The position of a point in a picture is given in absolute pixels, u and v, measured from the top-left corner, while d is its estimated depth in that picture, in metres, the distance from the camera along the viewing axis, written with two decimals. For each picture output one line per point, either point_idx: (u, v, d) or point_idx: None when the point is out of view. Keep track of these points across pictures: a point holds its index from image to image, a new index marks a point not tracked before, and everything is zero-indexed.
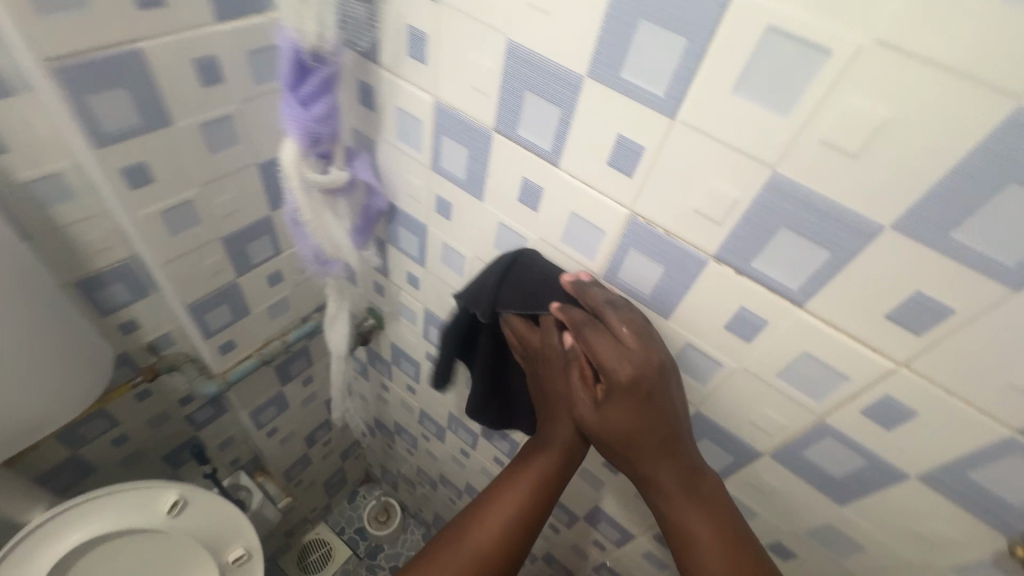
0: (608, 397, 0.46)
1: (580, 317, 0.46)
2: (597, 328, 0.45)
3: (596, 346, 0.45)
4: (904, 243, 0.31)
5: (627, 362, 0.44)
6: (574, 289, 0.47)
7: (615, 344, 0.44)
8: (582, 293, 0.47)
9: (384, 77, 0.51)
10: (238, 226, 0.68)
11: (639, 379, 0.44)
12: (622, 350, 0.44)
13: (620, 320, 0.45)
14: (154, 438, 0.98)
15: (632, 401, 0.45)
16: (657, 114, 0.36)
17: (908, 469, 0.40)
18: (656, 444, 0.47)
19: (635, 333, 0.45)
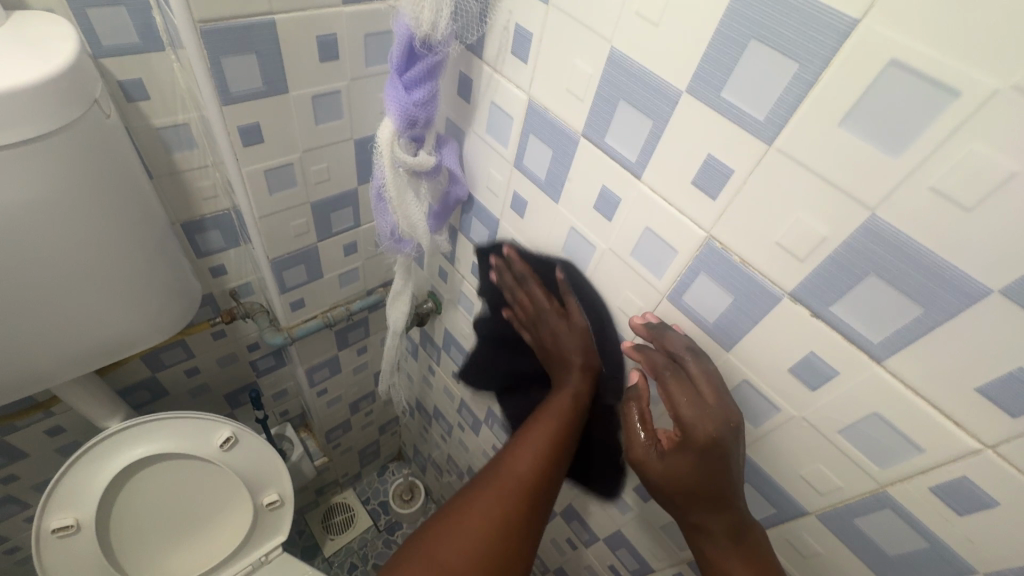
0: (676, 448, 0.46)
1: (659, 362, 0.47)
2: (678, 376, 0.46)
3: (676, 398, 0.45)
4: (1014, 312, 0.28)
5: (707, 420, 0.43)
6: (648, 328, 0.48)
7: (693, 399, 0.44)
8: (660, 336, 0.47)
9: (485, 71, 0.53)
10: (327, 194, 0.72)
11: (715, 439, 0.43)
12: (702, 405, 0.44)
13: (701, 371, 0.45)
14: (220, 376, 1.06)
15: (700, 458, 0.44)
16: (753, 139, 0.35)
17: (975, 561, 0.37)
18: (713, 498, 0.46)
19: (716, 391, 0.44)
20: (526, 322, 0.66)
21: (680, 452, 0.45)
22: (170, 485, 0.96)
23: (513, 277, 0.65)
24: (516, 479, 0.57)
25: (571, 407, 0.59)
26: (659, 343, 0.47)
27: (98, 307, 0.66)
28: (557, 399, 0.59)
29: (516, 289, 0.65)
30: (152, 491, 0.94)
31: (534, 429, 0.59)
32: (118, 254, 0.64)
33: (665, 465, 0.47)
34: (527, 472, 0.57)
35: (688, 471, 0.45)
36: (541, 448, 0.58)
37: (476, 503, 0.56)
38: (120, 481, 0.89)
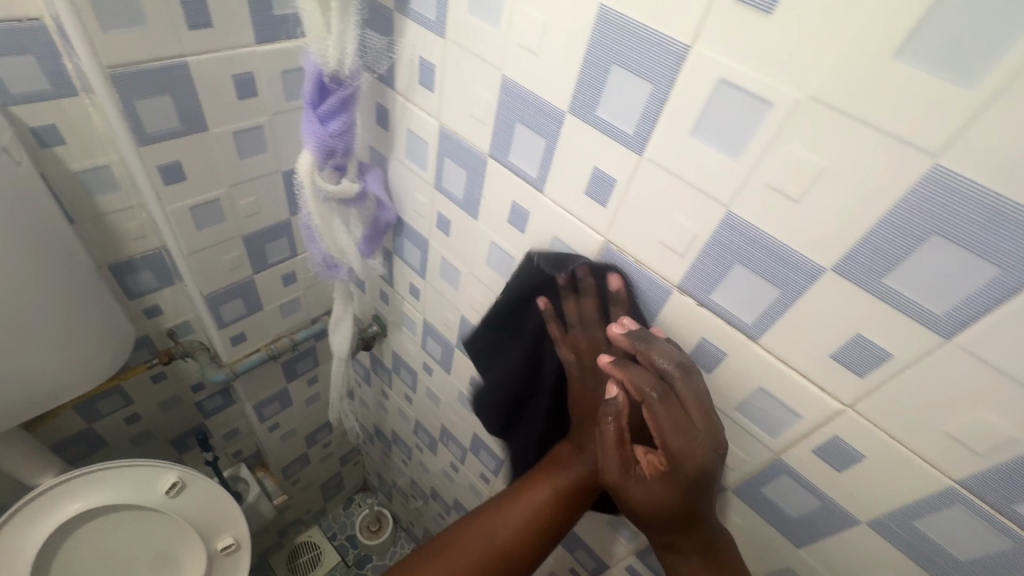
0: (658, 473, 0.43)
1: (644, 380, 0.42)
2: (666, 399, 0.41)
3: (663, 424, 0.41)
4: (844, 286, 0.33)
5: (696, 448, 0.41)
6: (631, 341, 0.43)
7: (682, 425, 0.41)
8: (650, 350, 0.42)
9: (398, 101, 0.56)
10: (258, 226, 0.73)
11: (700, 469, 0.41)
12: (690, 431, 0.41)
13: (690, 393, 0.41)
14: (164, 420, 1.03)
15: (681, 485, 0.42)
16: (627, 150, 0.39)
17: (858, 514, 0.41)
18: (686, 521, 0.44)
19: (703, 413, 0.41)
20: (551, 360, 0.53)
21: (662, 478, 0.43)
22: (116, 537, 0.93)
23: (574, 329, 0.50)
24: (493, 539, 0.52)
25: (578, 485, 0.52)
26: (646, 355, 0.42)
27: (23, 357, 0.64)
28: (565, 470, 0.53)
29: (588, 327, 0.49)
30: (98, 546, 0.91)
31: (538, 489, 0.53)
32: (41, 302, 0.62)
33: (643, 490, 0.44)
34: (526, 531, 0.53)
35: (671, 498, 0.43)
36: (538, 511, 0.53)
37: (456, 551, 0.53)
38: (57, 539, 0.85)
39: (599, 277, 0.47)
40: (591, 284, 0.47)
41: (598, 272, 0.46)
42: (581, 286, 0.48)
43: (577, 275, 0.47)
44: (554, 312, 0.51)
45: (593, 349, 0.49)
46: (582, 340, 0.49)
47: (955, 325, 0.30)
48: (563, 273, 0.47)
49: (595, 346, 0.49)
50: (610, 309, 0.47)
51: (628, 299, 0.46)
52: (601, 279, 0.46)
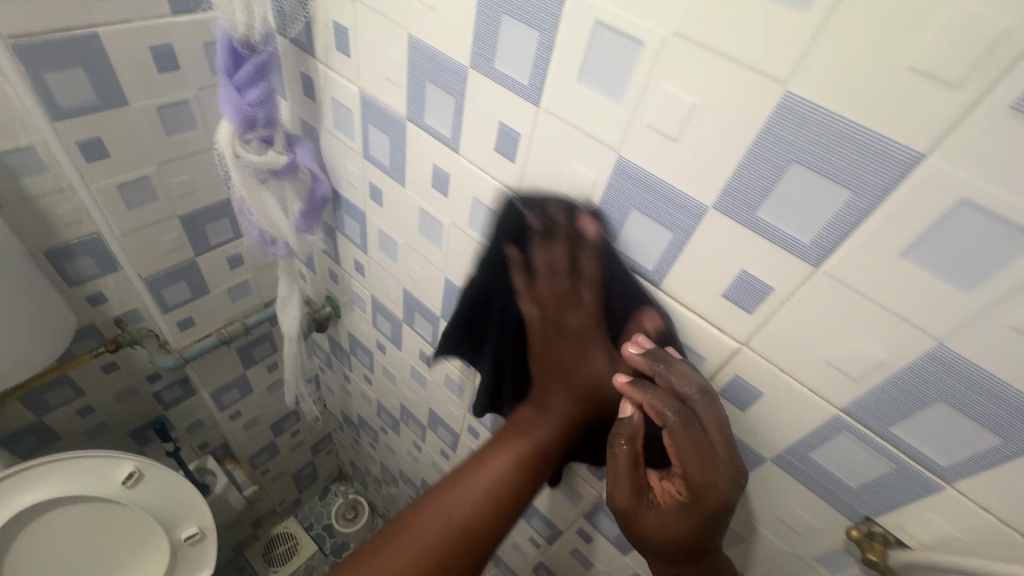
0: (675, 502, 0.41)
1: (665, 405, 0.38)
2: (688, 426, 0.38)
3: (685, 454, 0.38)
4: (726, 223, 0.34)
5: (717, 479, 0.38)
6: (649, 360, 0.39)
7: (705, 455, 0.38)
8: (672, 372, 0.38)
9: (320, 69, 0.56)
10: (196, 206, 0.72)
11: (719, 502, 0.39)
12: (713, 461, 0.38)
13: (714, 420, 0.38)
14: (121, 412, 1.02)
15: (697, 519, 0.40)
16: (526, 103, 0.39)
17: (765, 453, 0.42)
18: (697, 553, 0.42)
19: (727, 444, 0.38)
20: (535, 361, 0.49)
21: (679, 508, 0.40)
22: (74, 529, 0.92)
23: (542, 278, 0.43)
24: (454, 523, 0.48)
25: (543, 448, 0.49)
26: (667, 377, 0.39)
27: None
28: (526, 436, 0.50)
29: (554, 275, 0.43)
30: (54, 539, 0.90)
31: (502, 453, 0.50)
32: None
33: (656, 520, 0.42)
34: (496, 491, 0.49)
35: (685, 532, 0.40)
36: (504, 479, 0.49)
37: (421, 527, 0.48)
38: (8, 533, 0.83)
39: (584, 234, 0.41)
40: (573, 238, 0.42)
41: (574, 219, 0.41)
42: (552, 230, 0.42)
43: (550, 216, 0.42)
44: (522, 261, 0.44)
45: (565, 303, 0.44)
46: (547, 291, 0.44)
47: (821, 253, 0.31)
48: (530, 214, 0.42)
49: (563, 302, 0.44)
50: (579, 257, 0.42)
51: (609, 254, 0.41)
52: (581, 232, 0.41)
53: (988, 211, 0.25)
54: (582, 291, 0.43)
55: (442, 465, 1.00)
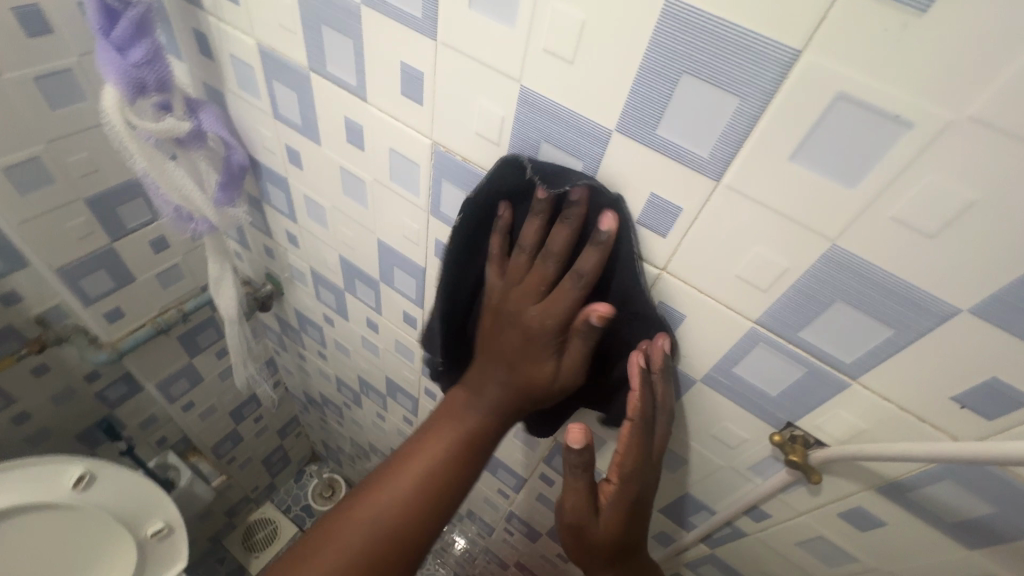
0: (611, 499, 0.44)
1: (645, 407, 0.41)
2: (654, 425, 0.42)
3: (640, 454, 0.42)
4: (631, 145, 0.33)
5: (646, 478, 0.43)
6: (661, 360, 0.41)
7: (647, 457, 0.42)
8: (670, 381, 0.42)
9: (211, 23, 0.52)
10: (102, 187, 0.67)
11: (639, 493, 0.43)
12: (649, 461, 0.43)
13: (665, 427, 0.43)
14: (61, 415, 0.95)
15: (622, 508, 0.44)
16: (422, 38, 0.37)
17: (695, 375, 0.43)
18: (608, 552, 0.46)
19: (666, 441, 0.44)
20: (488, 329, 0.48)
21: (614, 504, 0.44)
22: (27, 542, 0.88)
23: (524, 255, 0.42)
24: (383, 526, 0.46)
25: (473, 439, 0.50)
26: (660, 379, 0.41)
27: None
28: (458, 422, 0.50)
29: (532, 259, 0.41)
30: (8, 554, 0.86)
31: (438, 441, 0.49)
32: None
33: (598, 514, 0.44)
34: (434, 480, 0.48)
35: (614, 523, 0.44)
36: (429, 475, 0.48)
37: (350, 530, 0.46)
38: None
39: (588, 208, 0.37)
40: (576, 214, 0.37)
41: (590, 205, 0.37)
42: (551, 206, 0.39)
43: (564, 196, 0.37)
44: (507, 225, 0.43)
45: (534, 293, 0.42)
46: (519, 275, 0.42)
47: (720, 165, 0.31)
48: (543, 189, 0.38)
49: (533, 290, 0.42)
50: (560, 240, 0.39)
51: (607, 244, 0.37)
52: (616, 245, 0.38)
53: (862, 102, 0.25)
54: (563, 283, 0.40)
55: (407, 431, 1.01)
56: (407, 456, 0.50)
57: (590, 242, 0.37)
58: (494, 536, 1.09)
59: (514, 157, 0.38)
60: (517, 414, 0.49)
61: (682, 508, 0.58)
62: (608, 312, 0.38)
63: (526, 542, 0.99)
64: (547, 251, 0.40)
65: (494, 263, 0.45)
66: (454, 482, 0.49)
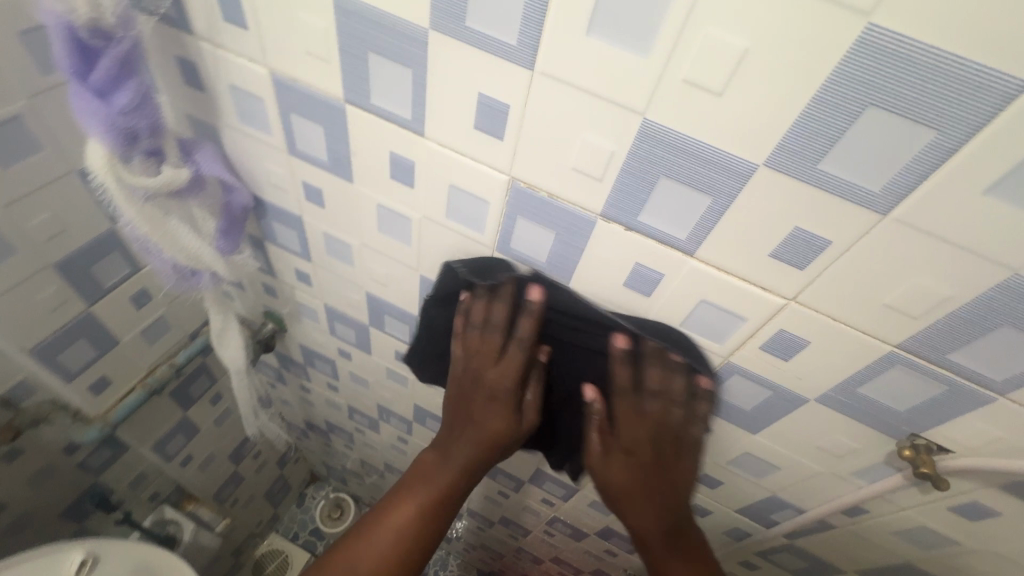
0: (630, 467, 0.47)
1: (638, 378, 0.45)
2: (650, 396, 0.46)
3: (638, 410, 0.46)
4: (780, 180, 0.30)
5: (655, 436, 0.46)
6: (659, 384, 0.45)
7: (645, 414, 0.46)
8: (650, 371, 0.45)
9: (205, 50, 0.43)
10: (71, 247, 0.56)
11: (655, 453, 0.47)
12: (654, 419, 0.46)
13: (655, 400, 0.46)
14: (40, 498, 0.78)
15: (649, 474, 0.47)
16: (515, 69, 0.32)
17: (807, 394, 0.42)
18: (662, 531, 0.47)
19: (691, 456, 0.48)
20: (452, 396, 0.50)
21: (638, 472, 0.47)
22: None
23: (476, 330, 0.47)
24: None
25: (443, 494, 0.49)
26: (626, 370, 0.45)
27: None
28: (427, 482, 0.49)
29: (481, 329, 0.47)
30: None
31: (406, 502, 0.48)
32: None
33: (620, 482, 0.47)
34: (414, 532, 0.47)
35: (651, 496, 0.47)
36: (403, 530, 0.47)
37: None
38: None
39: (519, 284, 0.45)
40: (509, 288, 0.45)
41: (519, 284, 0.45)
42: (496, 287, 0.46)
43: (496, 279, 0.46)
44: (465, 308, 0.48)
45: (489, 358, 0.47)
46: (477, 343, 0.47)
47: (892, 200, 0.28)
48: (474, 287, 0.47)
49: (489, 357, 0.47)
50: (517, 316, 0.46)
51: (538, 310, 0.45)
52: (665, 350, 0.44)
53: None
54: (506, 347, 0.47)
55: None
56: (384, 512, 0.48)
57: (522, 310, 0.46)
58: (531, 537, 1.08)
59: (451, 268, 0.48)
60: (487, 466, 0.50)
61: (764, 507, 0.58)
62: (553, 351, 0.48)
63: (569, 541, 0.99)
64: (485, 322, 0.47)
65: (456, 339, 0.49)
66: (432, 534, 0.48)
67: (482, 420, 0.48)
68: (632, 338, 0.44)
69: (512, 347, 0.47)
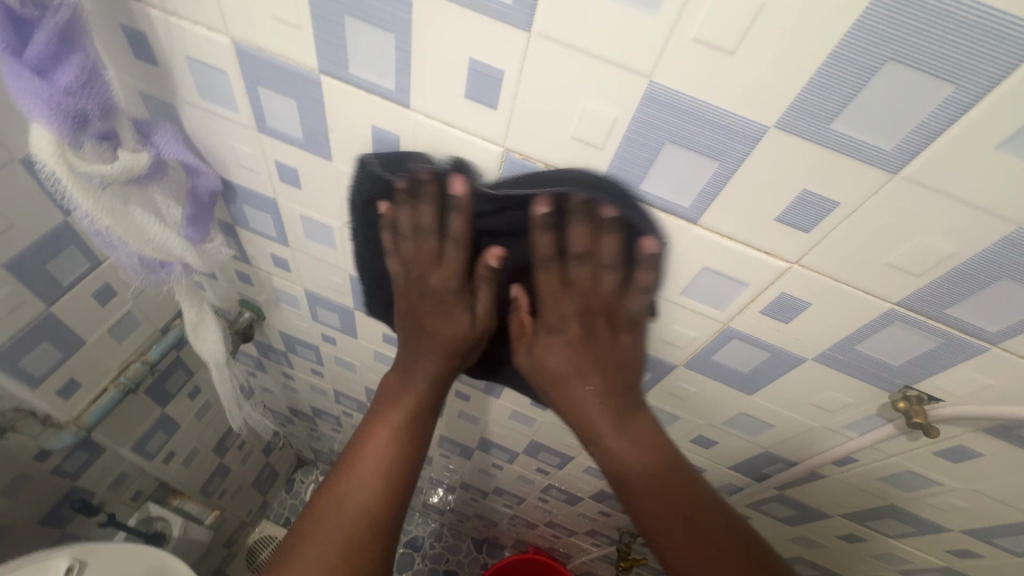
0: (575, 354, 0.48)
1: (573, 242, 0.41)
2: (582, 262, 0.43)
3: (561, 288, 0.45)
4: (790, 142, 0.29)
5: (587, 316, 0.46)
6: (584, 246, 0.41)
7: (578, 300, 0.46)
8: (586, 232, 0.40)
9: (154, 18, 0.38)
10: (21, 244, 0.52)
11: (609, 347, 0.47)
12: (580, 299, 0.46)
13: (586, 249, 0.41)
14: (17, 509, 0.75)
15: (598, 373, 0.47)
16: (509, 31, 0.30)
17: (806, 354, 0.43)
18: (647, 455, 0.46)
19: (631, 330, 0.46)
20: (404, 311, 0.50)
21: (581, 362, 0.48)
22: None
23: (407, 239, 0.44)
24: (361, 496, 0.46)
25: (417, 409, 0.50)
26: (548, 240, 0.41)
27: None
28: (399, 402, 0.50)
29: (416, 236, 0.44)
30: None
31: (382, 421, 0.49)
32: None
33: (567, 365, 0.48)
34: (392, 450, 0.48)
35: (603, 402, 0.47)
36: (381, 452, 0.48)
37: (334, 504, 0.46)
38: None
39: (443, 184, 0.40)
40: (433, 189, 0.40)
41: (441, 179, 0.39)
42: (417, 189, 0.41)
43: (416, 177, 0.39)
44: (393, 218, 0.43)
45: (428, 264, 0.46)
46: (410, 250, 0.45)
47: (904, 157, 0.28)
48: (384, 202, 0.42)
49: (428, 262, 0.45)
50: (451, 218, 0.41)
51: (469, 206, 0.40)
52: (593, 205, 0.37)
53: None
54: (444, 250, 0.44)
55: None
56: (362, 439, 0.49)
57: (453, 209, 0.41)
58: (525, 505, 1.10)
59: (363, 164, 0.41)
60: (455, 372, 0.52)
61: (756, 462, 0.60)
62: (504, 252, 0.44)
63: (563, 506, 1.01)
64: (412, 228, 0.43)
65: (392, 257, 0.46)
66: (410, 451, 0.49)
67: (433, 326, 0.49)
68: (555, 203, 0.38)
69: (447, 249, 0.44)
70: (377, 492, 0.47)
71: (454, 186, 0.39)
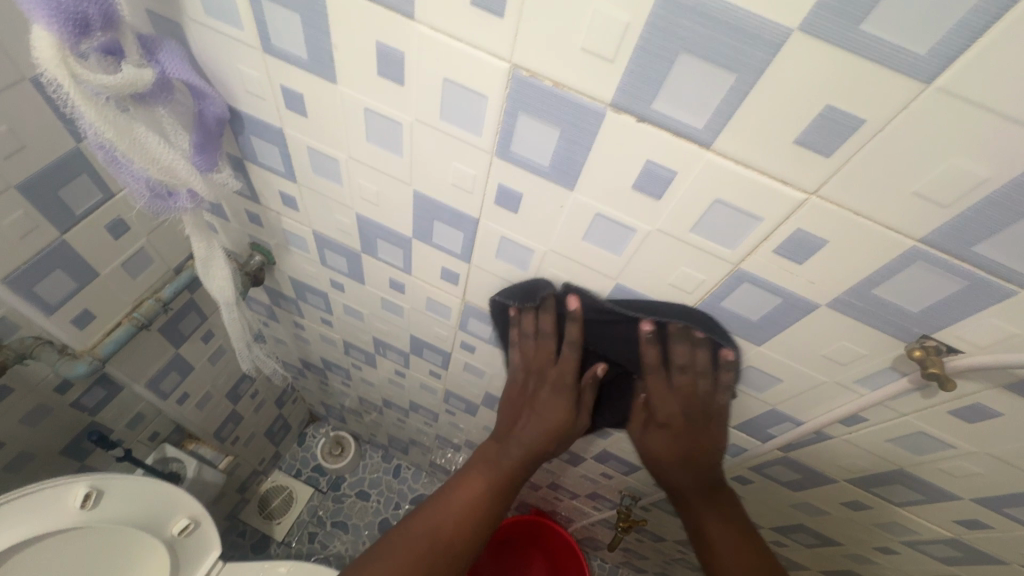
0: (667, 438, 0.58)
1: (675, 354, 0.51)
2: (676, 371, 0.53)
3: (659, 393, 0.55)
4: (813, 48, 0.27)
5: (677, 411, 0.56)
6: (685, 360, 0.51)
7: (670, 398, 0.55)
8: (686, 347, 0.51)
9: None
10: (32, 167, 0.52)
11: (698, 434, 0.57)
12: (677, 396, 0.55)
13: (682, 358, 0.51)
14: (39, 437, 0.78)
15: (689, 456, 0.57)
16: None
17: (818, 300, 0.41)
18: (708, 499, 0.59)
19: (717, 420, 0.56)
20: (517, 382, 0.61)
21: (669, 440, 0.58)
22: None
23: (529, 338, 0.58)
24: (474, 504, 0.58)
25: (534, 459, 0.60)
26: (655, 349, 0.51)
27: None
28: (512, 450, 0.60)
29: (541, 338, 0.57)
30: None
31: (504, 459, 0.60)
32: None
33: (660, 449, 0.59)
34: (508, 476, 0.60)
35: (689, 479, 0.59)
36: (498, 482, 0.59)
37: (449, 503, 0.58)
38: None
39: (560, 300, 0.53)
40: (552, 304, 0.53)
41: (559, 297, 0.53)
42: (544, 304, 0.54)
43: (543, 296, 0.53)
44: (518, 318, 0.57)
45: (546, 359, 0.58)
46: (531, 349, 0.58)
47: (940, 63, 0.25)
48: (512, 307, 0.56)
49: (546, 360, 0.58)
50: (565, 325, 0.54)
51: (582, 317, 0.52)
52: (688, 330, 0.49)
53: None
54: (562, 349, 0.56)
55: (433, 384, 0.96)
56: (480, 465, 0.60)
57: (569, 318, 0.53)
58: None
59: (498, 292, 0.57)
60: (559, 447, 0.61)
61: (761, 421, 0.59)
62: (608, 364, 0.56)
63: (566, 467, 1.02)
64: (538, 332, 0.56)
65: (515, 348, 0.60)
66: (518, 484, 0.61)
67: (547, 411, 0.59)
68: (657, 323, 0.49)
69: (563, 351, 0.56)
70: (489, 506, 0.58)
71: (570, 300, 0.52)
